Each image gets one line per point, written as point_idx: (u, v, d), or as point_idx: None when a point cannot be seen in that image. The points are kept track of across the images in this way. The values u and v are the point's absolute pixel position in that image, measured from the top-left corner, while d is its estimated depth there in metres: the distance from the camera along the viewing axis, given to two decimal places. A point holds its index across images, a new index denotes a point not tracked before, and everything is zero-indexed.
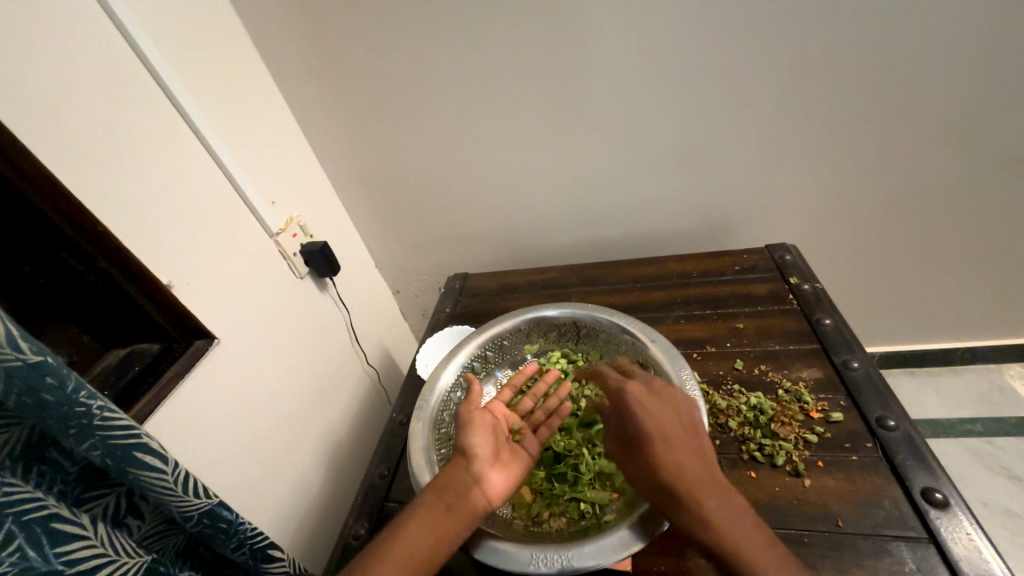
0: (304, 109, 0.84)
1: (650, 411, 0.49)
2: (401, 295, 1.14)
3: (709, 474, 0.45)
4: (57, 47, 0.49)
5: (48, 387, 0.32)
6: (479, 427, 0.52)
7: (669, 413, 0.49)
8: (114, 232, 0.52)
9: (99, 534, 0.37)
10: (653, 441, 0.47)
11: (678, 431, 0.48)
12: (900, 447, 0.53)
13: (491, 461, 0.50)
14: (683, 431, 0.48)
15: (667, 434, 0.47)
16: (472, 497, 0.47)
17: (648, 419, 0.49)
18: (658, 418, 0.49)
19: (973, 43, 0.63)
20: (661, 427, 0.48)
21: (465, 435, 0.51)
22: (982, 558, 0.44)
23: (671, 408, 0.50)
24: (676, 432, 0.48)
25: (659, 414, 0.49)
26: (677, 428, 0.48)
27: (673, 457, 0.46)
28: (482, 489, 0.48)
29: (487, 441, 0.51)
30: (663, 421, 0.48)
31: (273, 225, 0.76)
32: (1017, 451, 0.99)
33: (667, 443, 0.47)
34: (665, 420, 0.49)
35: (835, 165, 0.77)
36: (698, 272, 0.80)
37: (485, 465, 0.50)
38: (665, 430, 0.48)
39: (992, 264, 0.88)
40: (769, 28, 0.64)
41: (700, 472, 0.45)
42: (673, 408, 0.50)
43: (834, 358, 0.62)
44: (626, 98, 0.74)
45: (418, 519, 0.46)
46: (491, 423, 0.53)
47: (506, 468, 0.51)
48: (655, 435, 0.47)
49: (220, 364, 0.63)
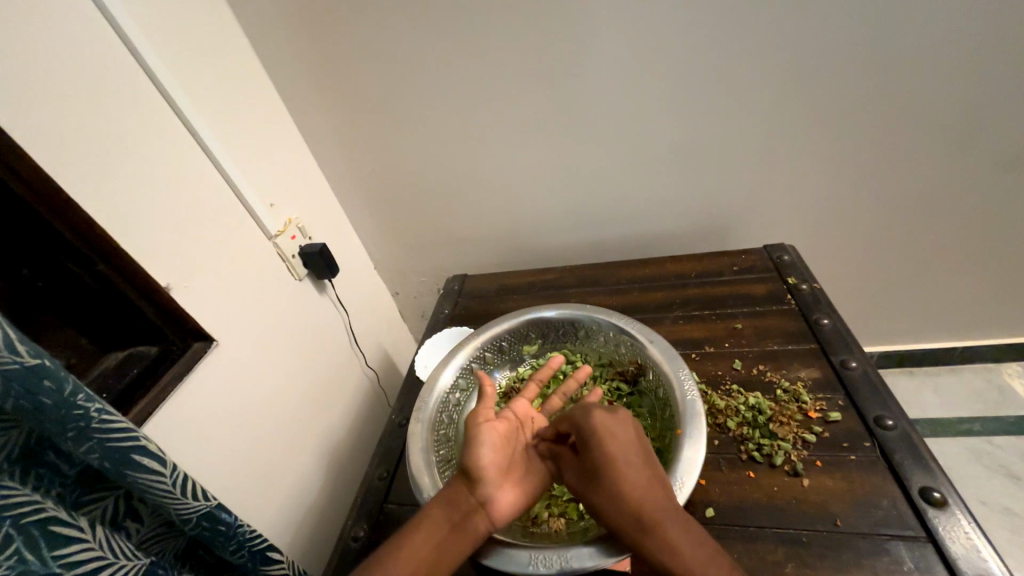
0: (303, 111, 0.84)
1: (609, 435, 0.48)
2: (400, 297, 1.14)
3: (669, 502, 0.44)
4: (55, 50, 0.49)
5: (46, 390, 0.32)
6: (489, 441, 0.50)
7: (628, 437, 0.48)
8: (112, 235, 0.52)
9: (97, 537, 0.37)
10: (614, 467, 0.46)
11: (637, 457, 0.47)
12: (897, 447, 0.53)
13: (499, 480, 0.49)
14: (642, 457, 0.47)
15: (628, 460, 0.46)
16: (477, 517, 0.47)
17: (610, 442, 0.47)
18: (619, 441, 0.48)
19: (969, 43, 0.63)
20: (623, 452, 0.47)
21: (473, 450, 0.50)
22: (980, 557, 0.44)
23: (627, 431, 0.49)
24: (633, 457, 0.47)
25: (621, 437, 0.48)
26: (637, 453, 0.47)
27: (634, 484, 0.45)
28: (488, 511, 0.47)
29: (497, 456, 0.50)
30: (627, 445, 0.48)
31: (271, 227, 0.76)
32: (1015, 450, 0.99)
33: (629, 469, 0.46)
34: (626, 445, 0.48)
35: (832, 166, 0.78)
36: (696, 273, 0.80)
37: (492, 485, 0.48)
38: (626, 455, 0.47)
39: (989, 263, 0.89)
40: (765, 30, 0.65)
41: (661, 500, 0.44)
42: (632, 431, 0.49)
43: (832, 358, 0.63)
44: (624, 99, 0.74)
45: (421, 537, 0.46)
46: (501, 437, 0.52)
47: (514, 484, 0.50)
48: (616, 461, 0.46)
49: (219, 366, 0.63)
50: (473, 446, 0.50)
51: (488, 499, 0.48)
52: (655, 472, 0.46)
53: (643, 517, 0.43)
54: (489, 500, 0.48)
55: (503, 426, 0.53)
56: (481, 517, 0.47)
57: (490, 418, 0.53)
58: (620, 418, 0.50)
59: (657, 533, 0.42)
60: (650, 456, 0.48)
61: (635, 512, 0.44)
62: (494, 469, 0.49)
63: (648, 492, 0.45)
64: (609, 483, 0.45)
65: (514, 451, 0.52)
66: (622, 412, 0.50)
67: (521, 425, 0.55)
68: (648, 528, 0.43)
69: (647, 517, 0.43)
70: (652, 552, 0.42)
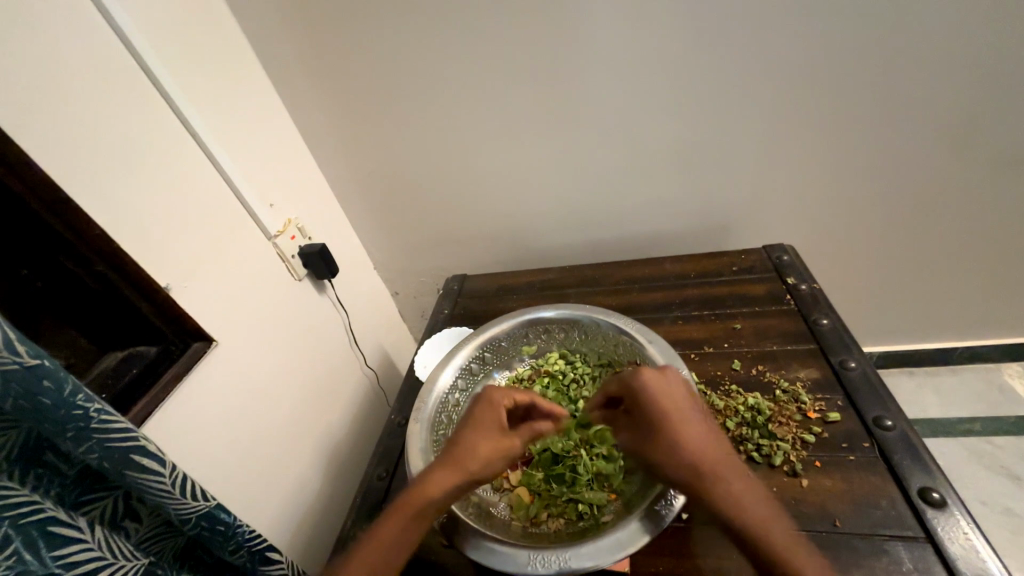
0: (302, 111, 0.84)
1: (663, 390, 0.48)
2: (399, 297, 1.14)
3: (725, 458, 0.45)
4: (56, 50, 0.49)
5: (46, 390, 0.32)
6: (478, 424, 0.51)
7: (685, 398, 0.48)
8: (113, 236, 0.52)
9: (95, 537, 0.37)
10: (670, 423, 0.46)
11: (694, 414, 0.47)
12: (897, 447, 0.53)
13: (483, 454, 0.49)
14: (700, 416, 0.47)
15: (684, 416, 0.46)
16: (451, 488, 0.47)
17: (666, 401, 0.47)
18: (672, 397, 0.48)
19: (970, 42, 0.63)
20: (679, 411, 0.47)
21: (462, 432, 0.51)
22: (978, 557, 0.44)
23: (680, 388, 0.48)
24: (689, 414, 0.47)
25: (675, 397, 0.48)
26: (691, 411, 0.47)
27: (692, 439, 0.45)
28: (465, 484, 0.48)
29: (481, 434, 0.50)
30: (683, 403, 0.47)
31: (271, 227, 0.76)
32: (1015, 451, 0.99)
33: (687, 425, 0.46)
34: (680, 401, 0.47)
35: (832, 165, 0.78)
36: (696, 273, 0.80)
37: (474, 458, 0.49)
38: (681, 410, 0.47)
39: (989, 263, 0.88)
40: (764, 30, 0.65)
41: (718, 456, 0.44)
42: (685, 392, 0.49)
43: (831, 358, 0.63)
44: (623, 99, 0.74)
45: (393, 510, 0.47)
46: (495, 418, 0.51)
47: (494, 460, 0.49)
48: (672, 416, 0.46)
49: (218, 366, 0.63)
50: (462, 428, 0.51)
51: (467, 474, 0.48)
52: (712, 429, 0.47)
53: (704, 470, 0.43)
54: (469, 473, 0.48)
55: (501, 408, 0.52)
56: (456, 490, 0.48)
57: (488, 400, 0.53)
58: (673, 376, 0.49)
59: (719, 486, 0.43)
60: (706, 417, 0.48)
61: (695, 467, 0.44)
62: (477, 445, 0.49)
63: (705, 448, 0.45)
64: (666, 436, 0.45)
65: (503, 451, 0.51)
66: (674, 373, 0.50)
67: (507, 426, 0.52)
68: (712, 482, 0.43)
69: (709, 471, 0.43)
70: (712, 503, 0.42)
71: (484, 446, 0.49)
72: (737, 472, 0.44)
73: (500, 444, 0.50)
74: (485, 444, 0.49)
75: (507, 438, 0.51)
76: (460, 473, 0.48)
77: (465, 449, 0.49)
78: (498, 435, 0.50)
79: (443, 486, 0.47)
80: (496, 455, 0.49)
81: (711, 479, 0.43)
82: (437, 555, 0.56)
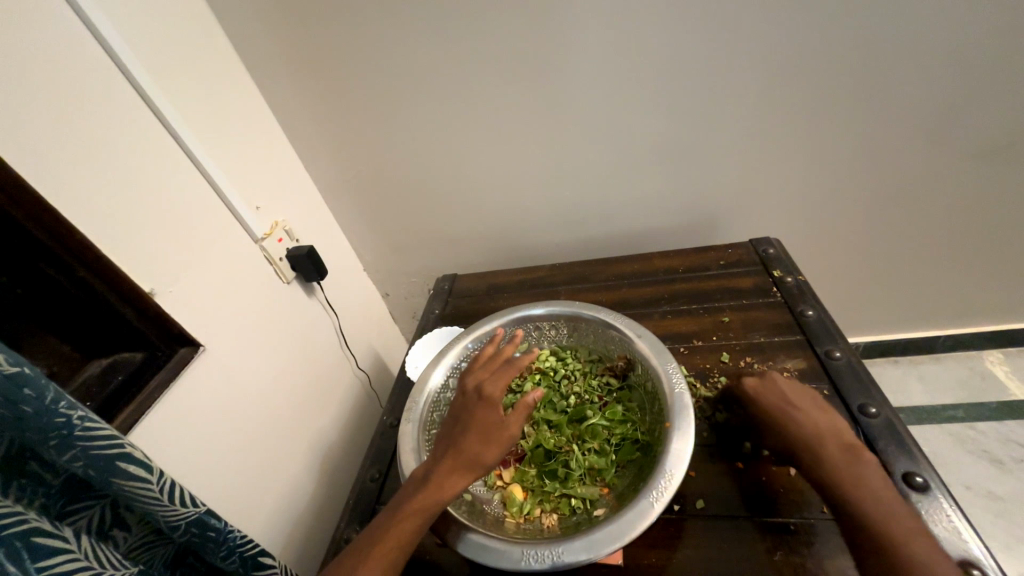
0: (287, 112, 0.83)
1: (782, 391, 0.54)
2: (389, 298, 1.14)
3: (859, 471, 0.46)
4: (31, 51, 0.48)
5: (26, 399, 0.32)
6: (474, 418, 0.52)
7: (721, 393, 0.61)
8: (94, 241, 0.51)
9: (83, 547, 0.36)
10: (789, 411, 0.51)
11: (821, 415, 0.51)
12: (881, 434, 0.54)
13: (474, 447, 0.51)
14: (826, 419, 0.51)
15: (807, 410, 0.51)
16: (460, 485, 0.49)
17: (771, 392, 0.54)
18: (794, 398, 0.53)
19: (946, 36, 0.64)
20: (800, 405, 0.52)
21: (460, 428, 0.52)
22: (961, 539, 0.45)
23: (805, 391, 0.54)
24: (808, 411, 0.51)
25: (791, 391, 0.54)
26: (819, 413, 0.51)
27: (799, 438, 0.49)
28: (473, 479, 0.50)
29: (480, 429, 0.51)
30: (808, 405, 0.52)
31: (257, 230, 0.75)
32: (997, 435, 1.02)
33: (806, 424, 0.50)
34: (798, 400, 0.53)
35: (816, 159, 0.78)
36: (683, 268, 0.81)
37: (477, 455, 0.50)
38: (799, 407, 0.52)
39: (969, 252, 0.90)
40: (747, 27, 0.65)
41: (851, 472, 0.46)
42: (805, 393, 0.54)
43: (817, 348, 0.63)
44: (609, 98, 0.74)
45: (406, 509, 0.49)
46: (492, 410, 0.52)
47: (498, 453, 0.51)
48: (789, 411, 0.52)
49: (207, 373, 0.62)
50: (459, 423, 0.53)
51: (475, 471, 0.50)
52: (834, 435, 0.49)
53: (830, 471, 0.47)
54: (475, 469, 0.50)
55: (497, 401, 0.53)
56: (465, 486, 0.50)
57: (480, 395, 0.53)
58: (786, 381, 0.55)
59: (856, 501, 0.44)
60: (829, 422, 0.50)
61: (828, 476, 0.46)
62: (480, 442, 0.51)
63: (861, 465, 0.47)
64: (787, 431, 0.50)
65: (494, 442, 0.51)
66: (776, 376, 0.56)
67: (502, 422, 0.52)
68: (845, 496, 0.45)
69: (844, 483, 0.45)
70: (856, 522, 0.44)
71: (487, 443, 0.51)
72: (871, 482, 0.45)
73: (499, 436, 0.51)
74: (487, 441, 0.51)
75: (506, 430, 0.52)
76: (467, 469, 0.50)
77: (466, 446, 0.51)
78: (496, 427, 0.52)
79: (453, 482, 0.49)
80: (500, 450, 0.51)
81: (853, 492, 0.45)
82: (432, 553, 0.56)
